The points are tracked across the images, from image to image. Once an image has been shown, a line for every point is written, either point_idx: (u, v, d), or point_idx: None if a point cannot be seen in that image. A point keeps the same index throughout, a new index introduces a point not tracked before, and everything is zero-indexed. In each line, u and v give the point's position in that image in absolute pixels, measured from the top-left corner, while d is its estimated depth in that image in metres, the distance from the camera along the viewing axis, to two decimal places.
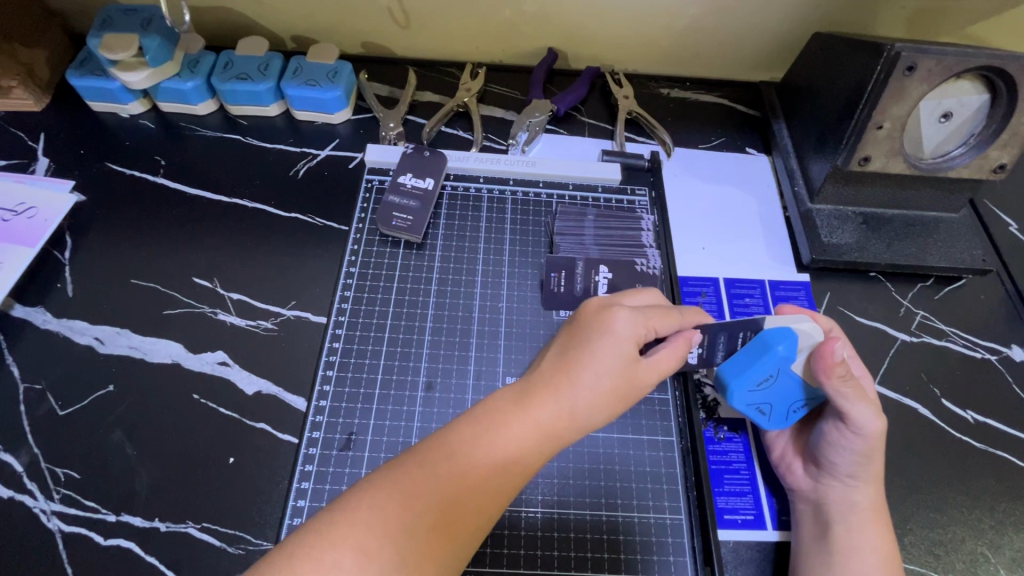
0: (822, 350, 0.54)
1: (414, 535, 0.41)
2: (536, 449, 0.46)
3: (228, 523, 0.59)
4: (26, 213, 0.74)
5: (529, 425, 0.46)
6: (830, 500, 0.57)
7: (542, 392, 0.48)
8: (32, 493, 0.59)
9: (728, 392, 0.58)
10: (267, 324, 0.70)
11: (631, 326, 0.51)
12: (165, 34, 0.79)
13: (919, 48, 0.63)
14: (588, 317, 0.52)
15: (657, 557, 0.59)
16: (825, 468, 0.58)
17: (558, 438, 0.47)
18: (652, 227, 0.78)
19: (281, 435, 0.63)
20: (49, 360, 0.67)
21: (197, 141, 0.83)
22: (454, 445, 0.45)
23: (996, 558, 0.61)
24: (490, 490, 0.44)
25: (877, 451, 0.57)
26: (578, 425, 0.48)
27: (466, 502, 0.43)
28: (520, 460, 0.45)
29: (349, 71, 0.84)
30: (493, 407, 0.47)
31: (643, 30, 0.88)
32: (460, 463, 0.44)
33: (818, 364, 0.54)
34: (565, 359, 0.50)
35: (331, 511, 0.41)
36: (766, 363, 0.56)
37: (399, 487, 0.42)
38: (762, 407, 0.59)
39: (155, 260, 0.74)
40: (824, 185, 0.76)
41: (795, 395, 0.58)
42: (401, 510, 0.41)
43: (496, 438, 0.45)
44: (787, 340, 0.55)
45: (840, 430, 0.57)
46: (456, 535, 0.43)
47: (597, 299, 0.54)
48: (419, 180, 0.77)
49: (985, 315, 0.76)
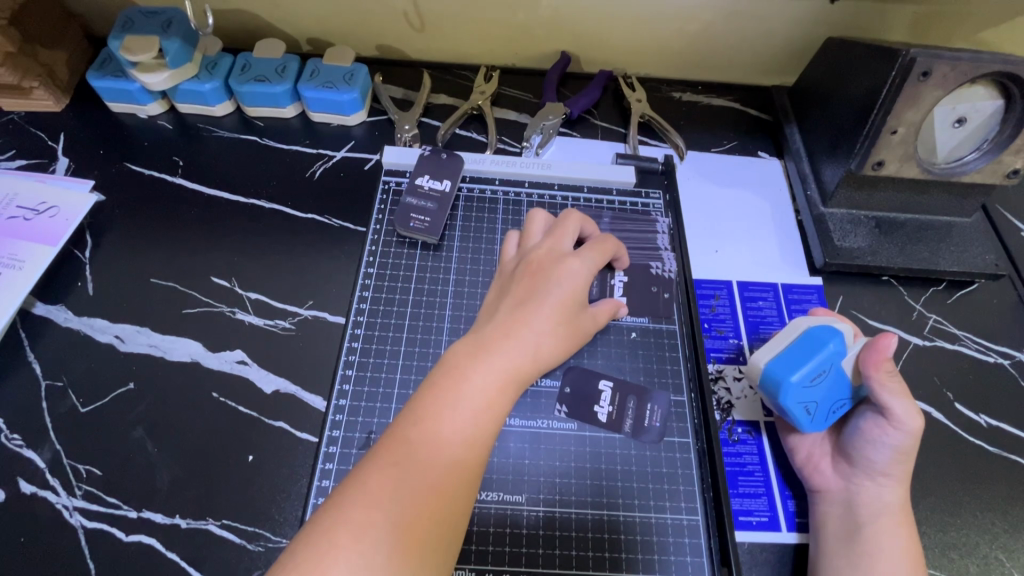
0: (876, 346, 0.58)
1: (407, 503, 0.41)
2: (504, 394, 0.48)
3: (247, 520, 0.59)
4: (47, 212, 0.74)
5: (492, 374, 0.47)
6: (861, 499, 0.58)
7: (500, 343, 0.49)
8: (56, 490, 0.60)
9: (784, 388, 0.59)
10: (285, 324, 0.71)
11: (580, 274, 0.55)
12: (185, 36, 0.80)
13: (934, 54, 0.63)
14: (537, 268, 0.55)
15: (673, 558, 0.59)
16: (861, 465, 0.59)
17: (520, 379, 0.49)
18: (668, 229, 0.79)
19: (300, 434, 0.64)
20: (71, 358, 0.67)
21: (215, 142, 0.84)
22: (423, 409, 0.45)
23: (1010, 562, 0.62)
24: (469, 444, 0.45)
25: (913, 451, 0.58)
26: (536, 365, 0.51)
27: (448, 461, 0.44)
28: (491, 406, 0.47)
29: (366, 74, 0.85)
30: (450, 365, 0.48)
31: (657, 34, 0.89)
32: (433, 426, 0.44)
33: (872, 355, 0.58)
34: (517, 310, 0.52)
35: (326, 505, 0.41)
36: (819, 356, 0.59)
37: (379, 463, 0.43)
38: (811, 405, 0.60)
39: (173, 260, 0.75)
40: (837, 189, 0.77)
41: (840, 393, 0.60)
42: (384, 484, 0.42)
43: (461, 392, 0.46)
44: (836, 338, 0.60)
45: (879, 426, 0.58)
46: (450, 492, 0.43)
47: (541, 249, 0.57)
48: (436, 182, 0.78)
49: (997, 319, 0.76)
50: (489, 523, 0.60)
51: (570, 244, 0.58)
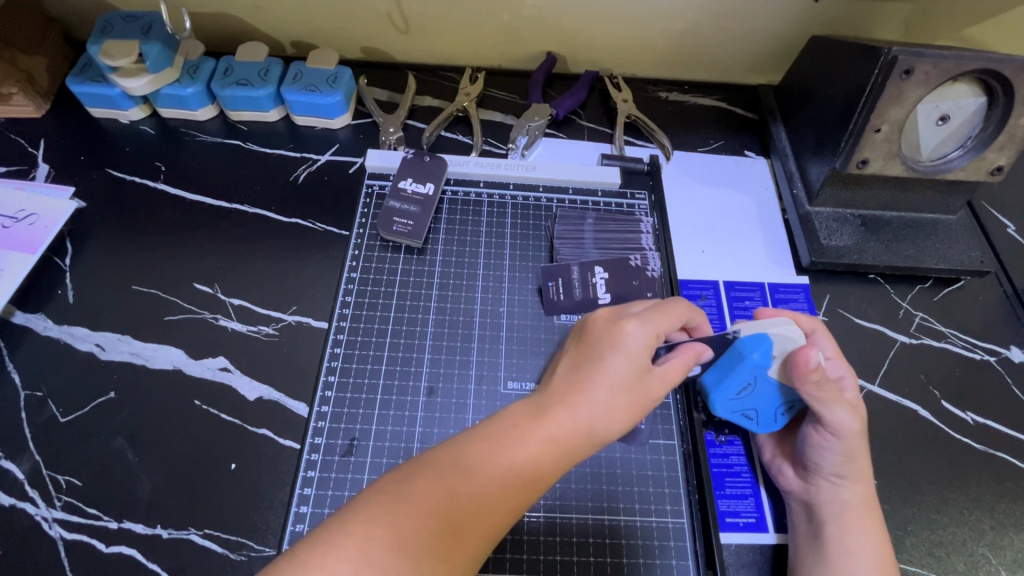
0: (796, 359, 0.55)
1: (427, 547, 0.41)
2: (551, 462, 0.46)
3: (229, 529, 0.59)
4: (26, 220, 0.74)
5: (546, 439, 0.46)
6: (820, 499, 0.58)
7: (555, 407, 0.48)
8: (34, 501, 0.59)
9: (711, 401, 0.61)
10: (268, 330, 0.70)
11: (641, 340, 0.51)
12: (165, 40, 0.79)
13: (916, 52, 0.63)
14: (595, 331, 0.52)
15: (659, 562, 0.59)
16: (812, 468, 0.59)
17: (572, 450, 0.47)
18: (652, 229, 0.78)
19: (282, 441, 0.63)
20: (50, 367, 0.67)
21: (198, 147, 0.84)
22: (467, 459, 0.45)
23: (997, 559, 0.62)
24: (508, 499, 0.45)
25: (861, 449, 0.57)
26: (592, 438, 0.48)
27: (478, 511, 0.43)
28: (536, 472, 0.46)
29: (349, 77, 0.84)
30: (506, 422, 0.47)
31: (642, 34, 0.88)
32: (479, 474, 0.44)
33: (794, 370, 0.55)
34: (576, 374, 0.50)
35: (347, 521, 0.41)
36: (741, 371, 0.57)
37: (407, 500, 0.42)
38: (748, 412, 0.61)
39: (156, 266, 0.74)
40: (823, 187, 0.76)
41: (779, 398, 0.59)
42: (417, 526, 0.41)
43: (512, 451, 0.46)
44: (761, 348, 0.56)
45: (819, 432, 0.58)
46: (470, 544, 0.43)
47: (606, 312, 0.54)
48: (419, 185, 0.77)
49: (983, 315, 0.76)
50: None
51: (639, 310, 0.55)
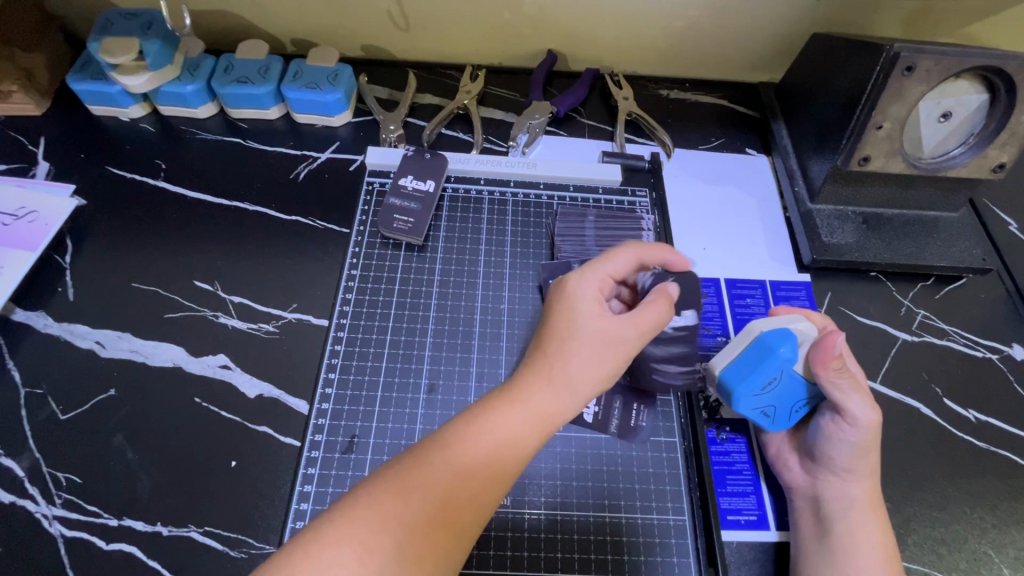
0: (823, 345, 0.57)
1: (414, 524, 0.41)
2: (528, 436, 0.47)
3: (230, 527, 0.59)
4: (26, 217, 0.74)
5: (523, 413, 0.47)
6: (828, 494, 0.57)
7: (530, 382, 0.49)
8: (34, 499, 0.59)
9: (735, 396, 0.60)
10: (268, 327, 0.70)
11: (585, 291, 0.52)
12: (165, 37, 0.79)
13: (916, 48, 0.63)
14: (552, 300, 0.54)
15: (660, 558, 0.59)
16: (823, 462, 0.58)
17: (550, 422, 0.48)
18: (653, 227, 0.78)
19: (282, 438, 0.63)
20: (50, 365, 0.66)
21: (197, 145, 0.83)
22: (448, 437, 0.45)
23: (999, 557, 0.61)
24: (488, 477, 0.45)
25: (874, 445, 0.57)
26: (565, 404, 0.49)
27: (460, 488, 0.43)
28: (516, 445, 0.46)
29: (349, 74, 0.84)
30: (487, 402, 0.48)
31: (644, 32, 0.88)
32: (456, 451, 0.44)
33: (818, 354, 0.57)
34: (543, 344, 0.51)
35: (341, 507, 0.41)
36: (771, 364, 0.58)
37: (392, 483, 0.42)
38: (767, 409, 0.60)
39: (156, 264, 0.74)
40: (824, 184, 0.76)
41: (798, 393, 0.59)
42: (404, 505, 0.41)
43: (490, 429, 0.46)
44: (789, 343, 0.58)
45: (836, 422, 0.58)
46: (456, 522, 0.43)
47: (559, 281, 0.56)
48: (419, 182, 0.77)
49: (984, 314, 0.76)
50: (491, 527, 0.59)
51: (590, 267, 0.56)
